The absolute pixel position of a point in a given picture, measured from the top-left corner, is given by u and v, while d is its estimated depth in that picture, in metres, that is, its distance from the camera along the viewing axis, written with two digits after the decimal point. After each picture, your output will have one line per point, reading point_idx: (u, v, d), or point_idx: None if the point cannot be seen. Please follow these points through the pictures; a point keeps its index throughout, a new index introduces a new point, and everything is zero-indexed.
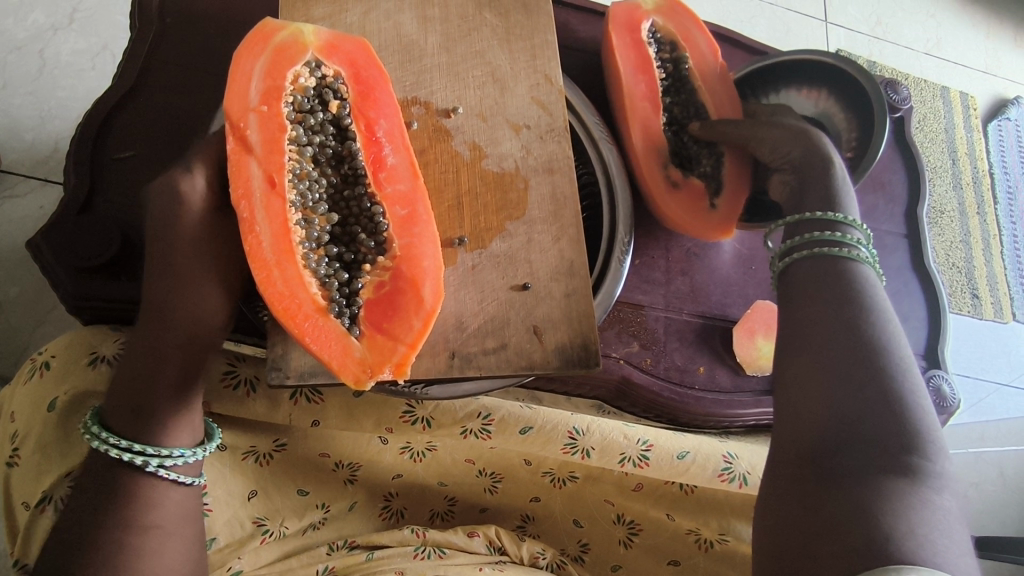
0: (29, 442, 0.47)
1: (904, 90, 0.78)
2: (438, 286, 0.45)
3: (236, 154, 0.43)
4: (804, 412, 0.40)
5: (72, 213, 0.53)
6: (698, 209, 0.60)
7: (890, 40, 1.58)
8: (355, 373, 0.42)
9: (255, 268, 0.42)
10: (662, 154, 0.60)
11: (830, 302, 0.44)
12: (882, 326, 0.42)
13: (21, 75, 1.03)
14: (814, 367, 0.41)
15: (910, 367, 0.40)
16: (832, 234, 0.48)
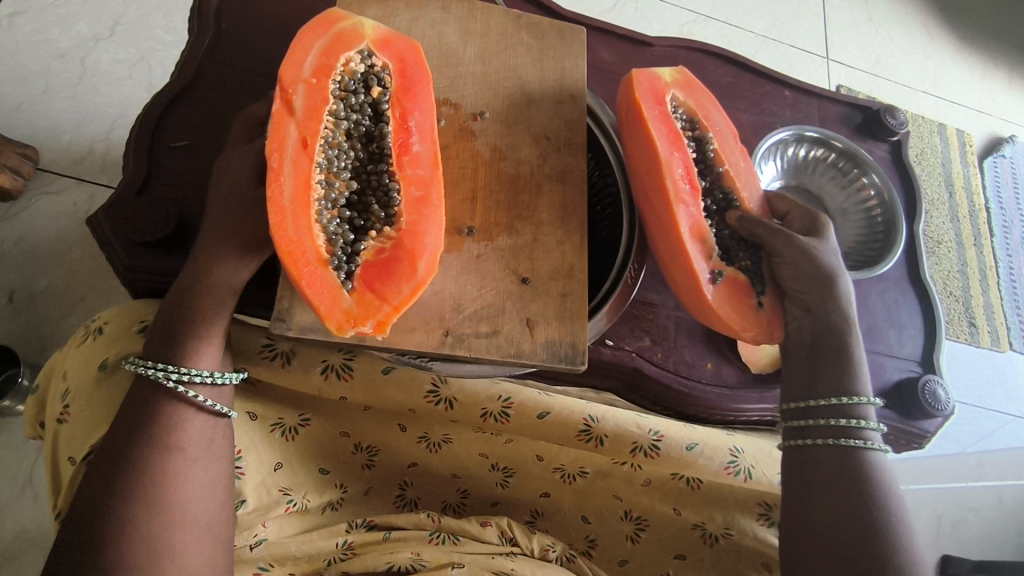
0: (81, 399, 0.51)
1: (902, 116, 0.84)
2: (433, 264, 0.47)
3: (278, 113, 0.46)
4: (818, 556, 0.51)
5: (132, 193, 0.57)
6: (746, 309, 0.56)
7: (890, 78, 1.64)
8: (338, 321, 0.44)
9: (272, 213, 0.44)
10: (709, 248, 0.55)
11: (836, 473, 0.53)
12: (883, 514, 0.51)
13: (63, 80, 1.09)
14: (824, 549, 0.51)
15: (908, 546, 0.50)
16: (844, 420, 0.54)
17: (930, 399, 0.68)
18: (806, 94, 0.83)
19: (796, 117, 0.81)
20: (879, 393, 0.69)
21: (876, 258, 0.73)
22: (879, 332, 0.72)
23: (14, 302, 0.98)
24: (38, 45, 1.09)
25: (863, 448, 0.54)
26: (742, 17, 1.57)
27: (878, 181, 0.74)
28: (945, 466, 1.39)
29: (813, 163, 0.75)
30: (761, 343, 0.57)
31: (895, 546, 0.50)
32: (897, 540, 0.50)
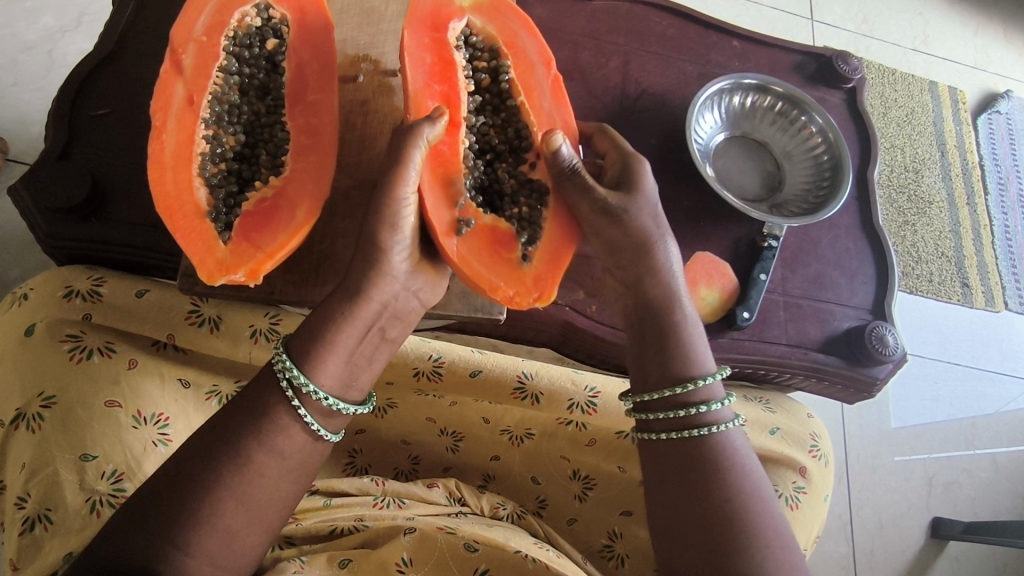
0: (8, 362, 0.51)
1: (855, 62, 0.81)
2: (314, 211, 0.48)
3: (167, 73, 0.48)
4: (673, 545, 0.45)
5: (50, 160, 0.57)
6: (503, 265, 0.50)
7: (877, 37, 1.57)
8: (210, 270, 0.46)
9: (152, 167, 0.46)
10: (456, 194, 0.49)
11: (684, 463, 0.47)
12: (736, 493, 0.45)
13: (31, 73, 1.09)
14: (690, 545, 0.44)
15: (765, 523, 0.44)
16: (682, 409, 0.48)
17: (878, 345, 0.67)
18: (756, 45, 0.80)
19: (743, 68, 0.79)
20: (828, 341, 0.68)
21: (824, 201, 0.70)
22: (829, 281, 0.71)
23: None
24: (5, 39, 1.10)
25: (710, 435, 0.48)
26: None
27: (821, 122, 0.73)
28: (935, 429, 1.29)
29: (752, 106, 0.74)
30: (524, 305, 0.50)
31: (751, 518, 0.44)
32: (750, 510, 0.44)
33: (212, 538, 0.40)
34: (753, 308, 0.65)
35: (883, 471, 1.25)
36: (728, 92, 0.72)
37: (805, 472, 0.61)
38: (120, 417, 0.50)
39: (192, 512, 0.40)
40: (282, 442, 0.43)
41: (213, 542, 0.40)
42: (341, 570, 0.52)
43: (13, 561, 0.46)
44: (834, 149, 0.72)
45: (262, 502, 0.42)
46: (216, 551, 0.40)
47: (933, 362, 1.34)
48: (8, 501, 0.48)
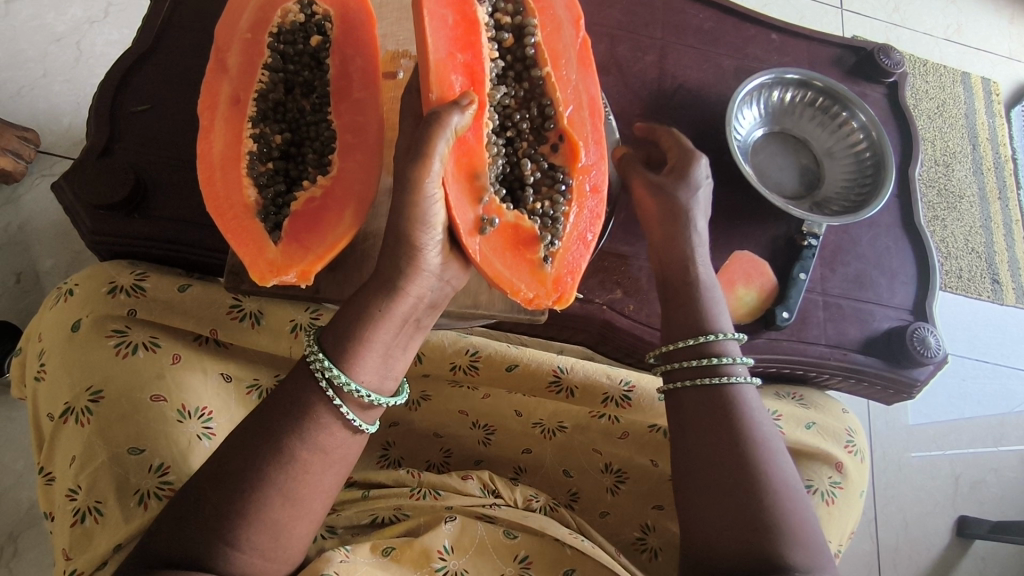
0: (56, 357, 0.51)
1: (898, 55, 0.79)
2: (361, 210, 0.48)
3: (213, 71, 0.49)
4: (701, 518, 0.46)
5: (93, 157, 0.57)
6: (524, 266, 0.51)
7: (908, 27, 1.52)
8: (263, 271, 0.46)
9: (202, 167, 0.47)
10: (480, 188, 0.49)
11: (705, 412, 0.50)
12: (750, 439, 0.48)
13: (61, 64, 1.10)
14: (706, 485, 0.47)
15: (777, 468, 0.47)
16: (707, 359, 0.51)
17: (918, 346, 0.66)
18: (796, 38, 0.79)
19: (782, 62, 0.78)
20: (867, 342, 0.67)
21: (865, 201, 0.69)
22: (869, 280, 0.70)
23: (22, 281, 1.00)
24: (35, 31, 1.10)
25: (731, 385, 0.51)
26: None
27: (865, 121, 0.71)
28: (962, 426, 1.28)
29: (794, 101, 0.72)
30: (542, 305, 0.51)
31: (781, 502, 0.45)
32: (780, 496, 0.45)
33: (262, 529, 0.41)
34: (792, 307, 0.64)
35: (908, 469, 1.23)
36: (775, 79, 0.70)
37: (841, 467, 0.60)
38: (165, 411, 0.50)
39: (240, 509, 0.40)
40: (325, 439, 0.43)
41: (262, 538, 0.41)
42: (386, 557, 0.52)
43: (65, 551, 0.47)
44: (877, 145, 0.71)
45: (306, 498, 0.42)
46: (266, 545, 0.41)
47: (962, 360, 1.31)
48: (59, 492, 0.48)
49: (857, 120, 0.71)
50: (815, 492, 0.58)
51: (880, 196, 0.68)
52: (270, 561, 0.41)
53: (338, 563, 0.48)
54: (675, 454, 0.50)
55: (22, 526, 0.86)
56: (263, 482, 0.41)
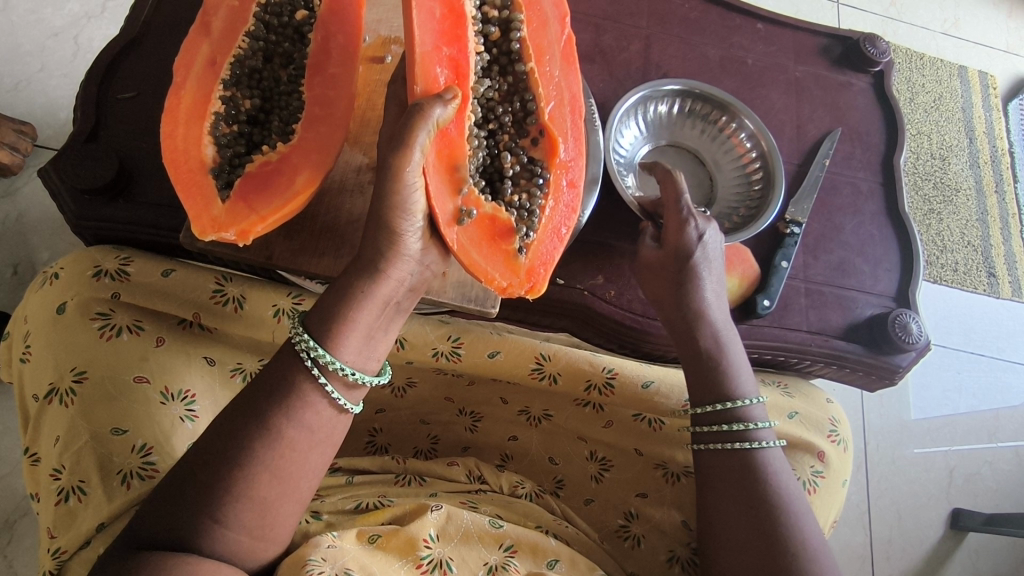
0: (41, 338, 0.52)
1: (884, 45, 0.79)
2: (314, 178, 0.48)
3: (195, 33, 0.49)
4: (730, 565, 0.51)
5: (78, 142, 0.58)
6: (498, 257, 0.51)
7: (906, 20, 1.51)
8: (204, 226, 0.46)
9: (166, 120, 0.48)
10: (460, 180, 0.49)
11: (726, 453, 0.55)
12: (767, 477, 0.53)
13: (58, 59, 1.10)
14: (733, 522, 0.51)
15: (793, 497, 0.52)
16: (729, 425, 0.55)
17: (901, 333, 0.66)
18: (783, 27, 0.79)
19: (768, 51, 0.77)
20: (850, 329, 0.68)
21: (753, 215, 0.67)
22: (852, 268, 0.70)
23: (20, 273, 1.01)
24: (32, 25, 1.11)
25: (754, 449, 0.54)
26: None
27: (752, 128, 0.69)
28: (958, 420, 1.27)
29: (698, 118, 0.71)
30: (515, 294, 0.52)
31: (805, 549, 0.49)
32: (797, 528, 0.50)
33: (241, 512, 0.41)
34: (774, 295, 0.65)
35: (902, 462, 1.23)
36: (689, 88, 0.69)
37: (823, 457, 0.60)
38: (148, 393, 0.51)
39: (225, 488, 0.41)
40: (310, 417, 0.44)
41: (248, 516, 0.41)
42: (371, 544, 0.50)
43: (50, 529, 0.48)
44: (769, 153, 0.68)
45: (294, 476, 0.43)
46: (253, 523, 0.42)
47: (958, 353, 1.31)
48: (44, 472, 0.49)
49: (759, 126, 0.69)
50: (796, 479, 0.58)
51: (772, 210, 0.66)
52: (256, 540, 0.42)
53: (324, 549, 0.46)
54: (703, 509, 0.54)
55: (17, 514, 0.87)
56: (249, 461, 0.41)
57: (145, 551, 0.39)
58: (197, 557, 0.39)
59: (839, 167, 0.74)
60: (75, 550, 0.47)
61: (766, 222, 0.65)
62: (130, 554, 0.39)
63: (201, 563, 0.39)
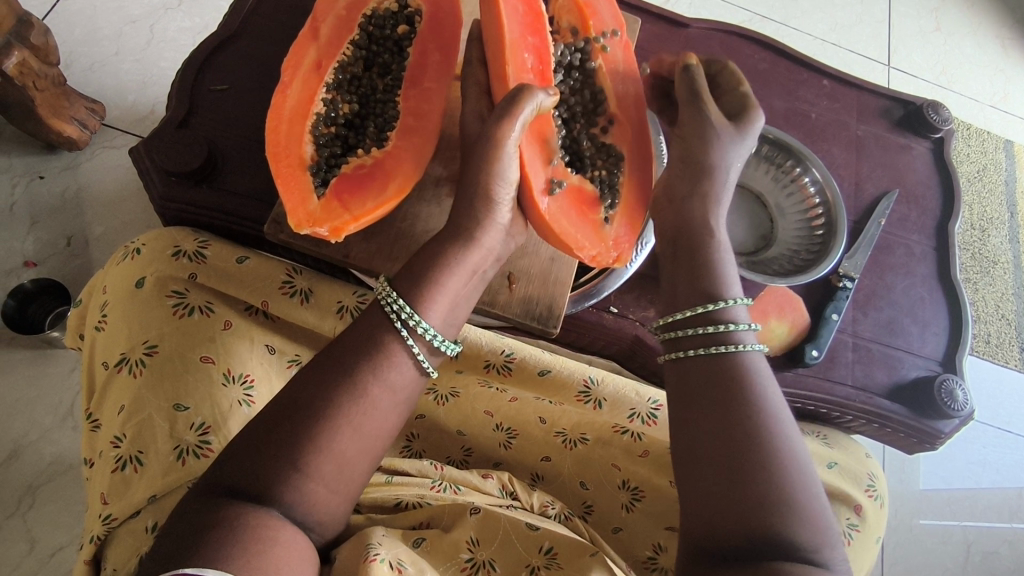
0: (117, 310, 0.54)
1: (947, 113, 0.79)
2: (406, 184, 0.50)
3: (303, 37, 0.52)
4: (698, 530, 0.41)
5: (171, 126, 0.61)
6: (586, 227, 0.52)
7: (955, 89, 1.51)
8: (299, 219, 0.48)
9: (271, 117, 0.51)
10: (550, 152, 0.52)
11: (712, 377, 0.45)
12: (758, 409, 0.43)
13: (133, 44, 1.13)
14: (721, 408, 0.43)
15: (790, 456, 0.42)
16: (712, 327, 0.47)
17: (945, 398, 0.66)
18: (849, 86, 0.80)
19: (832, 107, 0.79)
20: (895, 389, 0.68)
21: (813, 261, 0.68)
22: (899, 328, 0.71)
23: (71, 245, 1.01)
24: (113, 11, 1.15)
25: (743, 347, 0.46)
26: (800, 19, 1.47)
27: (819, 178, 0.70)
28: (979, 495, 1.23)
29: (770, 162, 0.72)
30: (603, 264, 0.53)
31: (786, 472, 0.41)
32: (790, 479, 0.41)
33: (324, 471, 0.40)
34: (822, 346, 0.65)
35: (918, 531, 1.19)
36: (763, 130, 0.70)
37: (860, 510, 0.59)
38: (211, 373, 0.52)
39: (312, 440, 0.40)
40: (394, 376, 0.44)
41: (329, 468, 0.41)
42: (415, 548, 0.53)
43: (104, 495, 0.49)
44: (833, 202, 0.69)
45: (374, 434, 0.43)
46: (332, 476, 0.41)
47: (984, 427, 1.27)
48: (104, 439, 0.51)
49: (823, 171, 0.70)
50: None
51: (834, 256, 0.67)
52: (334, 494, 0.41)
53: (380, 538, 0.48)
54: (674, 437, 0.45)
55: (41, 480, 0.88)
56: (338, 414, 0.41)
57: (227, 499, 0.38)
58: (276, 516, 0.39)
59: (893, 228, 0.75)
60: (124, 519, 0.47)
61: (825, 270, 0.66)
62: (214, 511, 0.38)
63: (279, 529, 0.38)
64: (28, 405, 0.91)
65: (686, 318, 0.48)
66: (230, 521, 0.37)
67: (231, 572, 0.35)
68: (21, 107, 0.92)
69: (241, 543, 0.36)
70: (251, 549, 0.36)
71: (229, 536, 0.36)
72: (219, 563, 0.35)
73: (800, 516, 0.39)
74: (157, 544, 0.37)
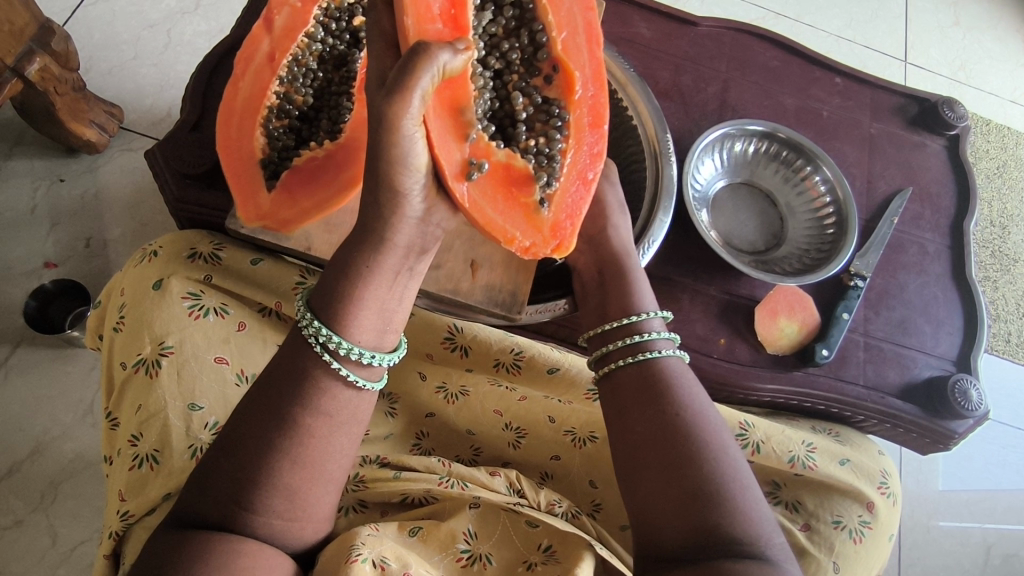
0: (133, 311, 0.55)
1: (962, 109, 0.78)
2: (355, 177, 0.53)
3: (258, 28, 0.52)
4: (648, 533, 0.45)
5: (185, 129, 0.62)
6: (517, 210, 0.50)
7: (974, 85, 1.49)
8: (250, 212, 0.53)
9: (224, 110, 0.53)
10: (466, 124, 0.47)
11: (641, 387, 0.50)
12: (683, 413, 0.48)
13: (150, 48, 1.15)
14: (651, 417, 0.48)
15: (718, 451, 0.46)
16: (632, 338, 0.53)
17: (960, 398, 0.65)
18: (861, 83, 0.80)
19: (844, 105, 0.78)
20: (907, 388, 0.67)
21: (822, 260, 0.67)
22: (913, 327, 0.70)
23: (90, 246, 1.03)
24: (130, 16, 1.17)
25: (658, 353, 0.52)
26: (814, 16, 1.45)
27: (829, 177, 0.70)
28: (999, 496, 1.21)
29: (780, 161, 0.72)
30: (540, 253, 0.51)
31: (720, 470, 0.45)
32: (719, 472, 0.45)
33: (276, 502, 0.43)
34: (833, 346, 0.65)
35: (936, 533, 1.17)
36: (772, 128, 0.70)
37: (873, 508, 0.59)
38: (225, 374, 0.54)
39: (257, 478, 0.42)
40: (328, 404, 0.45)
41: (277, 501, 0.43)
42: (411, 536, 0.55)
43: (122, 492, 0.50)
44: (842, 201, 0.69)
45: (318, 462, 0.44)
46: (284, 507, 0.43)
47: (1005, 428, 1.25)
48: (122, 438, 0.52)
49: (832, 170, 0.69)
50: (842, 528, 0.58)
51: (843, 255, 0.66)
52: (289, 521, 0.44)
53: (365, 536, 0.48)
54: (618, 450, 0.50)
55: (62, 476, 0.90)
56: (277, 450, 0.43)
57: (193, 527, 0.42)
58: (246, 539, 0.42)
59: (906, 227, 0.74)
60: (141, 516, 0.49)
61: (836, 268, 0.65)
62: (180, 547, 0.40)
63: (244, 546, 0.41)
64: (49, 402, 0.94)
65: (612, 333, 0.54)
66: (200, 541, 0.41)
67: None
68: (42, 111, 0.94)
69: (206, 561, 0.40)
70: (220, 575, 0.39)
71: (196, 558, 0.40)
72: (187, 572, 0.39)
73: (736, 508, 0.44)
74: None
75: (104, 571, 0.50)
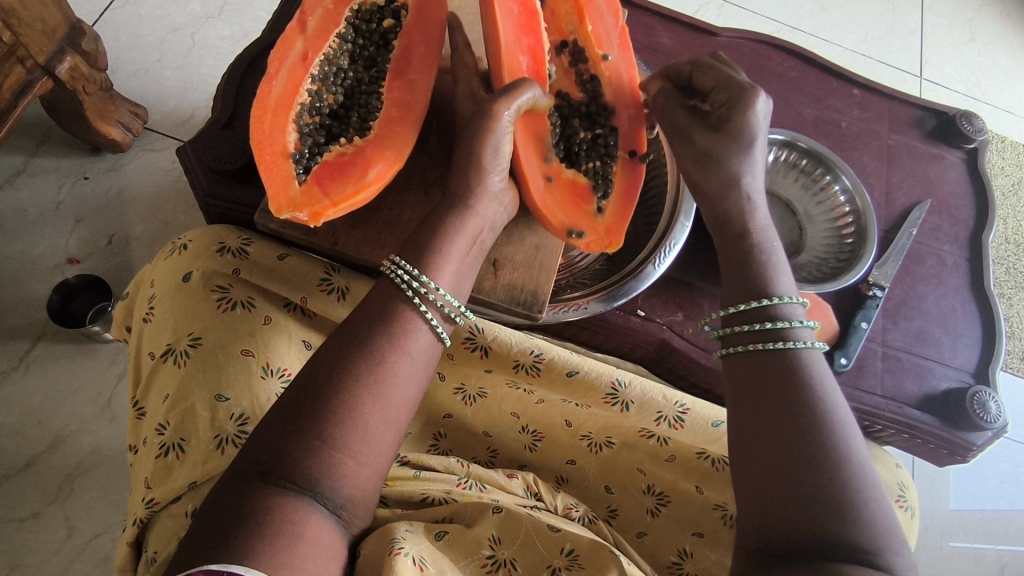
0: (164, 302, 0.56)
1: (981, 123, 0.78)
2: (385, 172, 0.52)
3: (291, 28, 0.53)
4: (757, 523, 0.39)
5: (217, 127, 0.63)
6: (581, 214, 0.56)
7: (989, 102, 1.49)
8: (281, 204, 0.50)
9: (256, 107, 0.51)
10: (545, 148, 0.55)
11: (766, 374, 0.44)
12: (818, 407, 0.41)
13: (175, 51, 1.18)
14: (781, 407, 0.42)
15: (855, 454, 0.40)
16: (766, 323, 0.46)
17: (978, 408, 0.65)
18: (880, 96, 0.80)
19: (863, 116, 0.79)
20: (925, 400, 0.67)
21: (843, 269, 0.68)
22: (931, 338, 0.70)
23: (112, 243, 1.04)
24: (157, 19, 1.19)
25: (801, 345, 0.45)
26: (829, 31, 1.46)
27: (849, 186, 0.70)
28: (1011, 515, 1.19)
29: (799, 170, 0.72)
30: (595, 250, 0.56)
31: (848, 472, 0.39)
32: (851, 475, 0.38)
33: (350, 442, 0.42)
34: (851, 355, 0.65)
35: (949, 552, 1.15)
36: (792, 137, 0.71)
37: None
38: (252, 366, 0.54)
39: (334, 414, 0.42)
40: (411, 342, 0.46)
41: (353, 437, 0.42)
42: (437, 540, 0.52)
43: (147, 480, 0.51)
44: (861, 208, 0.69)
45: (395, 402, 0.44)
46: (356, 446, 0.42)
47: (1020, 446, 1.24)
48: (149, 427, 0.53)
49: (851, 177, 0.70)
50: None
51: (862, 263, 0.67)
52: (360, 467, 0.42)
53: (404, 532, 0.49)
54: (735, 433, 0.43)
55: (79, 470, 0.91)
56: (353, 394, 0.42)
57: (259, 484, 0.39)
58: (313, 504, 0.40)
59: (925, 238, 0.75)
60: (166, 503, 0.49)
61: (855, 276, 0.66)
62: (249, 497, 0.39)
63: (305, 525, 0.39)
64: (69, 396, 0.95)
65: (744, 312, 0.48)
66: (260, 515, 0.38)
67: (259, 569, 0.35)
68: (70, 108, 0.96)
69: (272, 522, 0.38)
70: (282, 543, 0.37)
71: (261, 524, 0.37)
72: (246, 558, 0.36)
73: (867, 508, 0.37)
74: (191, 532, 0.38)
75: (128, 557, 0.51)
